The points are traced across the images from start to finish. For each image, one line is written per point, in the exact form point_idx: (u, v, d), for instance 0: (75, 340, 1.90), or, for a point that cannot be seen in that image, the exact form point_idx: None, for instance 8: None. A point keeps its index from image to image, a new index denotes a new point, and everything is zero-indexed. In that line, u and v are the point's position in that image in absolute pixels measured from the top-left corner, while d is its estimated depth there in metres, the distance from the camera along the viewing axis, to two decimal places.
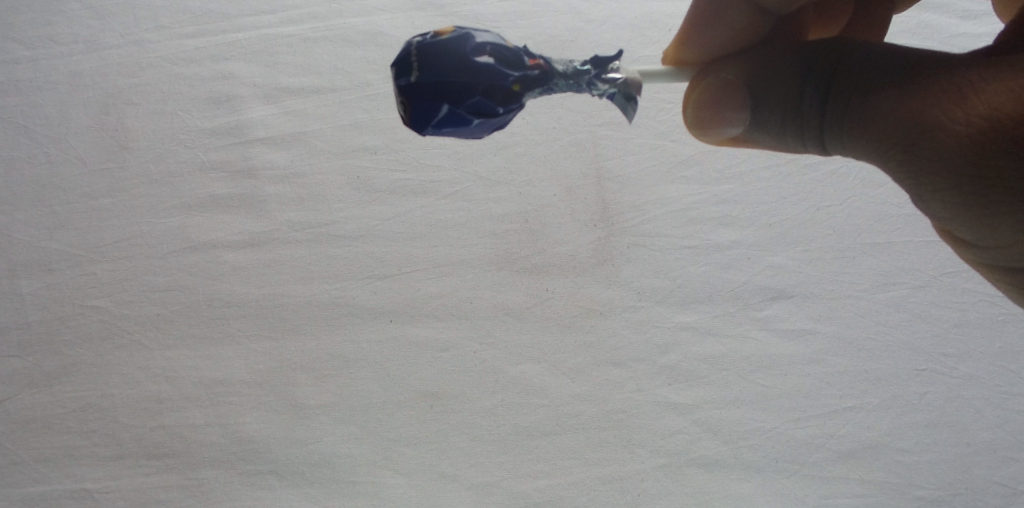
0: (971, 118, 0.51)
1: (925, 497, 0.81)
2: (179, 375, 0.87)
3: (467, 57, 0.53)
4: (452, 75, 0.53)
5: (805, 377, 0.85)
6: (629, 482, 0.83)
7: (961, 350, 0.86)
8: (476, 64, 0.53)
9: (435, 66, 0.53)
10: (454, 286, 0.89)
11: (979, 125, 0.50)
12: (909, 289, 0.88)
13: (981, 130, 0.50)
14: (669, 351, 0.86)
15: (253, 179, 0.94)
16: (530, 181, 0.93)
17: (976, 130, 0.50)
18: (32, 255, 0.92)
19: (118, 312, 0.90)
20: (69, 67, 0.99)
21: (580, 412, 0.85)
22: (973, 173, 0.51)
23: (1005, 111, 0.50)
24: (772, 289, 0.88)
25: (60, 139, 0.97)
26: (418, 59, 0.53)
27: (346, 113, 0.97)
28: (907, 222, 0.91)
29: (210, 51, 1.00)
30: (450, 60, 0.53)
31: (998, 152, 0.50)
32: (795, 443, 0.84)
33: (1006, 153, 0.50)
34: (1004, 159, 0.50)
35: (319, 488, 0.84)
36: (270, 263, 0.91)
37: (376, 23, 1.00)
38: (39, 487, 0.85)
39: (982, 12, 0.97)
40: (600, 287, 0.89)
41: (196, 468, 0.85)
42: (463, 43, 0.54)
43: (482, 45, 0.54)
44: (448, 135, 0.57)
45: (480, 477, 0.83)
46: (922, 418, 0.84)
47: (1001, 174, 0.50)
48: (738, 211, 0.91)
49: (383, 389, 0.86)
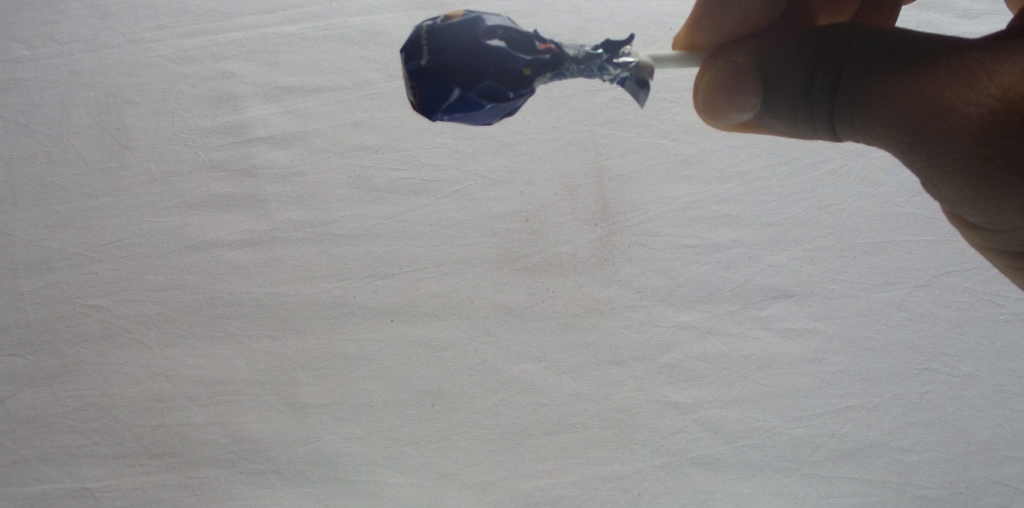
0: (982, 100, 0.51)
1: (925, 497, 0.81)
2: (179, 374, 0.87)
3: (477, 41, 0.53)
4: (462, 58, 0.52)
5: (805, 377, 0.85)
6: (629, 481, 0.83)
7: (961, 350, 0.86)
8: (485, 47, 0.53)
9: (445, 50, 0.53)
10: (454, 285, 0.89)
11: (991, 106, 0.50)
12: (909, 289, 0.88)
13: (992, 111, 0.50)
14: (669, 350, 0.86)
15: (253, 178, 0.94)
16: (530, 181, 0.93)
17: (988, 111, 0.50)
18: (32, 255, 0.92)
19: (118, 311, 0.90)
20: (69, 67, 0.99)
21: (581, 412, 0.84)
22: (984, 154, 0.51)
23: (1016, 92, 0.50)
24: (772, 288, 0.88)
25: (60, 139, 0.97)
26: (426, 43, 0.53)
27: (347, 113, 0.97)
28: (908, 221, 0.91)
29: (210, 50, 1.00)
30: (459, 43, 0.53)
31: (1009, 133, 0.50)
32: (795, 443, 0.84)
33: (1017, 134, 0.50)
34: (1013, 140, 0.50)
35: (319, 487, 0.84)
36: (271, 263, 0.91)
37: (376, 23, 1.00)
38: (39, 486, 0.84)
39: (982, 12, 0.97)
40: (600, 287, 0.89)
41: (196, 467, 0.85)
42: (473, 27, 0.53)
43: (491, 29, 0.54)
44: (457, 121, 0.57)
45: (481, 477, 0.83)
46: (922, 417, 0.84)
47: (1011, 155, 0.51)
48: (738, 210, 0.91)
49: (384, 389, 0.86)
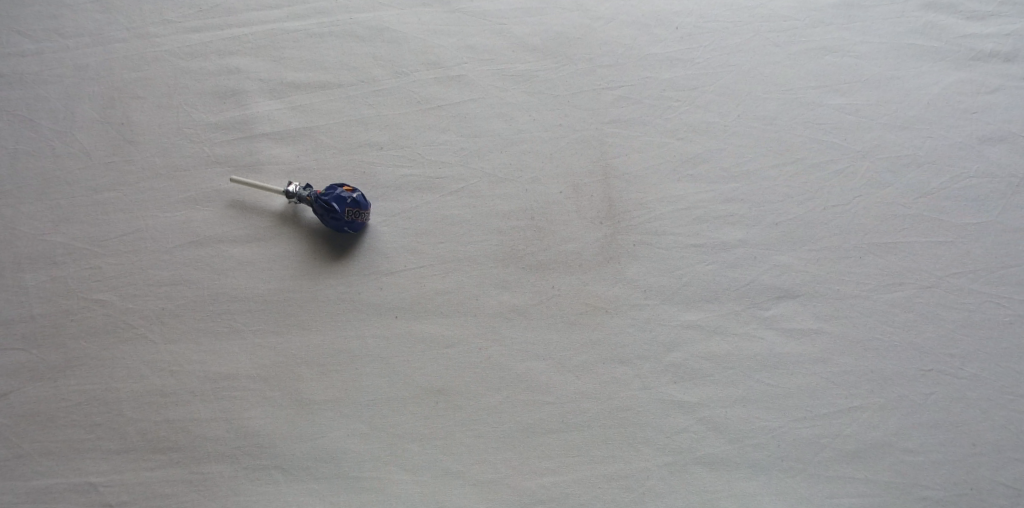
0: None
1: (932, 498, 0.80)
2: (183, 369, 0.87)
3: (348, 222, 0.88)
4: (341, 227, 0.89)
5: (811, 376, 0.85)
6: (634, 480, 0.82)
7: (967, 351, 0.86)
8: (361, 225, 0.90)
9: (331, 227, 0.90)
10: (460, 283, 0.89)
11: None
12: (916, 289, 0.88)
13: None
14: (674, 349, 0.86)
15: (258, 173, 0.94)
16: (535, 178, 0.94)
17: None
18: (37, 248, 0.92)
19: (122, 306, 0.89)
20: (75, 62, 1.00)
21: (585, 410, 0.84)
22: None
23: None
24: (778, 288, 0.88)
25: (64, 133, 0.97)
26: (318, 198, 0.88)
27: (353, 109, 0.97)
28: (914, 221, 0.91)
29: (215, 45, 1.01)
30: (336, 221, 0.88)
31: None
32: (801, 442, 0.83)
33: None
34: None
35: (323, 483, 0.82)
36: (276, 258, 0.91)
37: (382, 19, 1.03)
38: (42, 481, 0.83)
39: (988, 13, 1.01)
40: (607, 284, 0.89)
41: (201, 462, 0.83)
42: (345, 202, 0.87)
43: (350, 199, 0.88)
44: (462, 286, 0.89)
45: (485, 474, 0.82)
46: (928, 418, 0.83)
47: None
48: (745, 210, 0.92)
49: (389, 385, 0.85)
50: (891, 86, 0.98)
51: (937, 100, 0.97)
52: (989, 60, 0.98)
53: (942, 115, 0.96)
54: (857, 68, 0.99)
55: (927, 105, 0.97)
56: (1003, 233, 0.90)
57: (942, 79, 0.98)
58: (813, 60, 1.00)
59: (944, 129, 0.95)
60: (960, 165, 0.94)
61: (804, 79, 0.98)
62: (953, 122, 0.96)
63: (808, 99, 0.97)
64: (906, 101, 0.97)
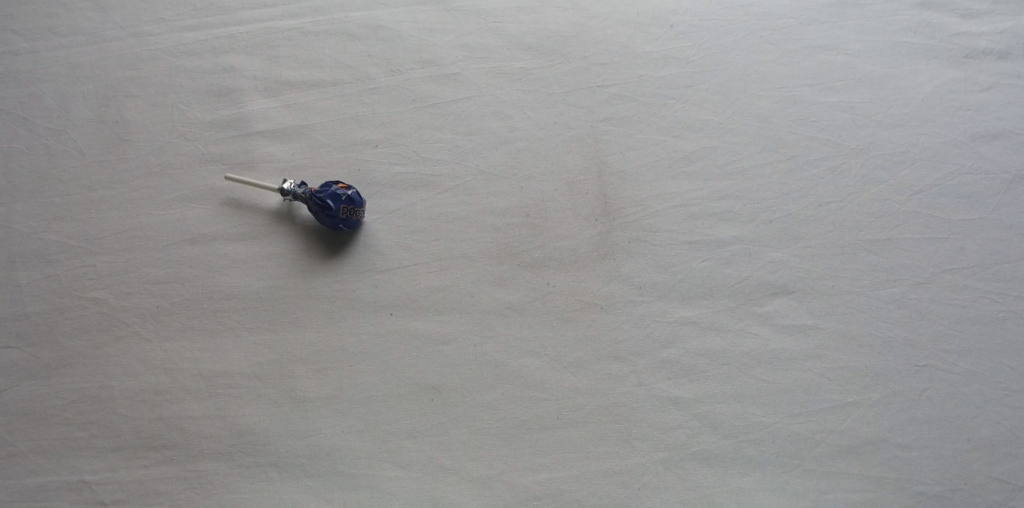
0: None
1: (926, 493, 0.80)
2: (178, 366, 0.87)
3: (342, 220, 0.88)
4: (336, 225, 0.89)
5: (806, 372, 0.85)
6: (629, 476, 0.82)
7: (962, 347, 0.86)
8: (355, 222, 0.90)
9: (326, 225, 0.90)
10: (454, 280, 0.89)
11: None
12: (910, 285, 0.88)
13: None
14: (669, 346, 0.86)
15: (252, 171, 0.94)
16: (531, 176, 0.94)
17: None
18: (31, 246, 0.92)
19: (117, 304, 0.89)
20: (70, 60, 1.00)
21: (580, 407, 0.84)
22: None
23: None
24: (773, 285, 0.88)
25: (58, 131, 0.97)
26: (312, 196, 0.88)
27: (349, 108, 0.97)
28: (908, 218, 0.91)
29: (210, 43, 1.01)
30: (331, 218, 0.88)
31: None
32: (797, 438, 0.83)
33: None
34: None
35: (318, 480, 0.82)
36: (271, 255, 0.91)
37: (377, 18, 1.03)
38: (36, 479, 0.83)
39: (982, 12, 1.01)
40: (602, 281, 0.89)
41: (195, 460, 0.83)
42: (339, 199, 0.87)
43: (345, 197, 0.88)
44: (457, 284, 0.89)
45: (480, 470, 0.82)
46: (922, 413, 0.83)
47: None
48: (739, 208, 0.92)
49: (384, 382, 0.85)
50: (886, 84, 0.98)
51: (931, 98, 0.97)
52: (983, 58, 0.99)
53: (935, 113, 0.96)
54: (852, 67, 0.99)
55: (920, 103, 0.97)
56: (998, 230, 0.90)
57: (935, 78, 0.98)
58: (807, 58, 1.00)
59: (939, 126, 0.96)
60: (953, 162, 0.94)
61: (799, 77, 0.99)
62: (947, 120, 0.96)
63: (802, 97, 0.98)
64: (900, 99, 0.97)
